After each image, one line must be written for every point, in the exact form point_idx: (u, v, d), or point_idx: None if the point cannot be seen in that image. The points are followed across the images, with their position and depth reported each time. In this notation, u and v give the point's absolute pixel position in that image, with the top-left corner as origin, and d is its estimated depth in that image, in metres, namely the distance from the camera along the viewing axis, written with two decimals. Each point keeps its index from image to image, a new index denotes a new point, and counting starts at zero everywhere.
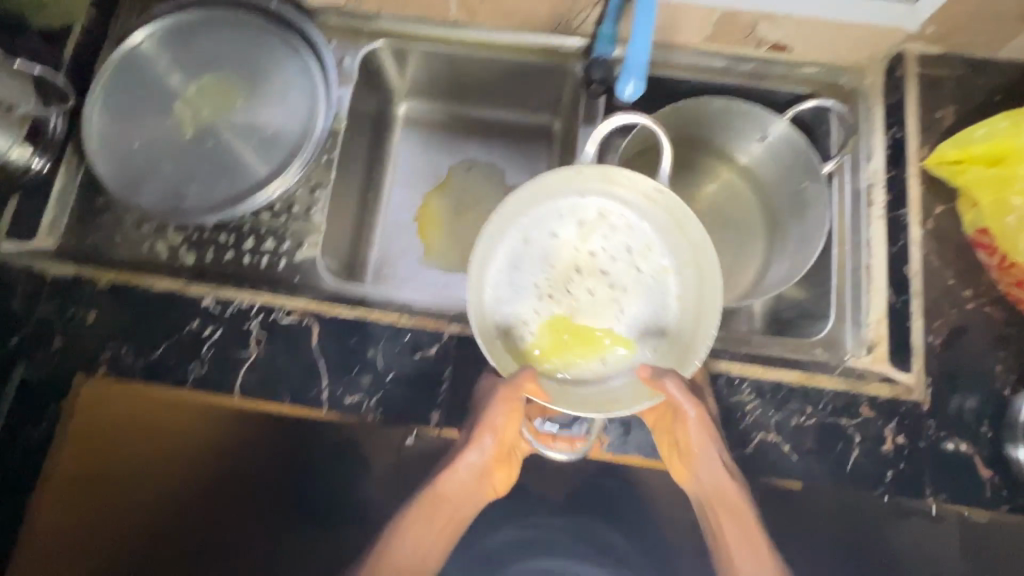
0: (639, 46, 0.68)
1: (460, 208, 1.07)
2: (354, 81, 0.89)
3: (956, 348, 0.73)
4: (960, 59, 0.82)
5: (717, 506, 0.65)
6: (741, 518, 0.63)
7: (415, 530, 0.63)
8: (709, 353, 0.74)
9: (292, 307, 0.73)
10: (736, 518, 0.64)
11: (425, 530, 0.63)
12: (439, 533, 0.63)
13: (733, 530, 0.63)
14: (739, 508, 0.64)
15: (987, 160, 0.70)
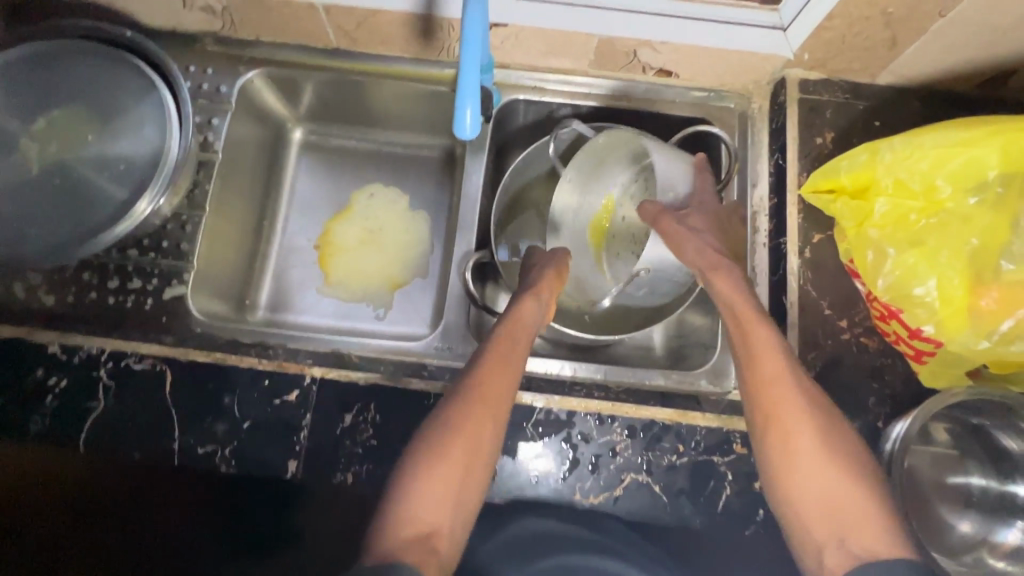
0: (469, 76, 0.60)
1: (363, 234, 1.04)
2: (231, 110, 0.86)
3: (829, 380, 0.72)
4: (839, 83, 0.82)
5: (777, 411, 0.62)
6: (800, 424, 0.60)
7: (461, 443, 0.59)
8: (583, 392, 0.72)
9: (143, 352, 0.70)
10: (785, 425, 0.61)
11: (467, 449, 0.59)
12: (477, 450, 0.60)
13: (804, 432, 0.60)
14: (791, 405, 0.61)
15: (853, 193, 0.67)
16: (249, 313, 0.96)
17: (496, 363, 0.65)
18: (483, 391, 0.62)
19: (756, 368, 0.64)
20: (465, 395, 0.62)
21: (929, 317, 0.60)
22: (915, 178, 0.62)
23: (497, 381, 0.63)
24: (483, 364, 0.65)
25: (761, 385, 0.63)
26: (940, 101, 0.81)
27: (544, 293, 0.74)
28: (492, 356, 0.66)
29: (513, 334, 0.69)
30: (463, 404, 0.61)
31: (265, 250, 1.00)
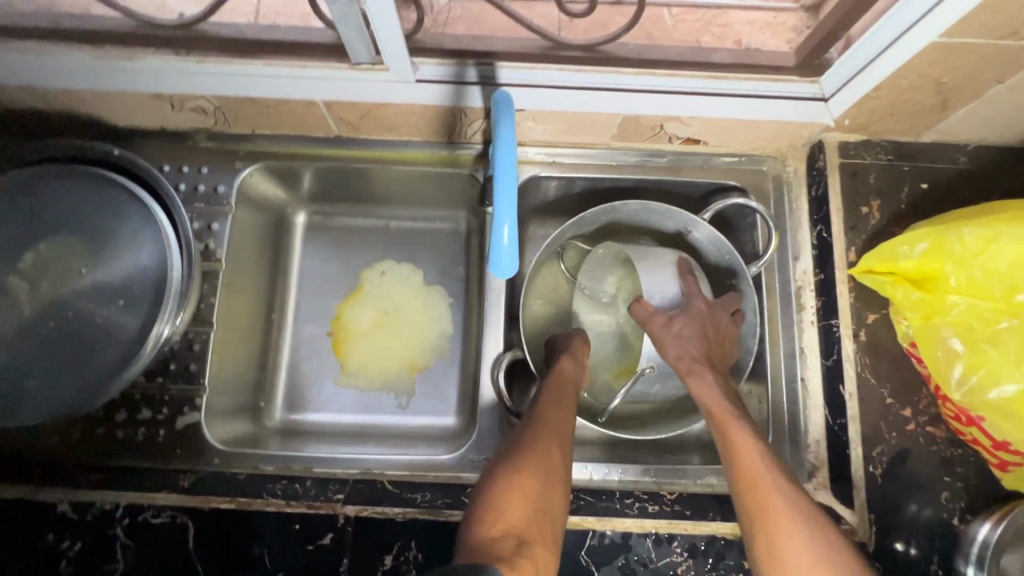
0: (503, 197, 0.51)
1: (379, 315, 0.98)
2: (232, 211, 0.80)
3: (898, 477, 0.67)
4: (881, 143, 0.76)
5: (767, 507, 0.56)
6: (786, 526, 0.54)
7: (535, 465, 0.57)
8: (636, 508, 0.67)
9: (162, 503, 0.65)
10: (771, 517, 0.55)
11: (543, 474, 0.56)
12: (551, 473, 0.57)
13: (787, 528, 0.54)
14: (769, 502, 0.56)
15: (917, 282, 0.62)
16: (265, 417, 0.90)
17: (553, 402, 0.65)
18: (549, 423, 0.62)
19: (734, 454, 0.60)
20: (531, 428, 0.62)
21: (1015, 430, 0.56)
22: (992, 277, 0.57)
23: (556, 417, 0.63)
24: (541, 406, 0.65)
25: (738, 469, 0.59)
26: (993, 156, 0.75)
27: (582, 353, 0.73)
28: (545, 401, 0.65)
29: (564, 376, 0.69)
30: (535, 433, 0.61)
31: (277, 345, 0.94)
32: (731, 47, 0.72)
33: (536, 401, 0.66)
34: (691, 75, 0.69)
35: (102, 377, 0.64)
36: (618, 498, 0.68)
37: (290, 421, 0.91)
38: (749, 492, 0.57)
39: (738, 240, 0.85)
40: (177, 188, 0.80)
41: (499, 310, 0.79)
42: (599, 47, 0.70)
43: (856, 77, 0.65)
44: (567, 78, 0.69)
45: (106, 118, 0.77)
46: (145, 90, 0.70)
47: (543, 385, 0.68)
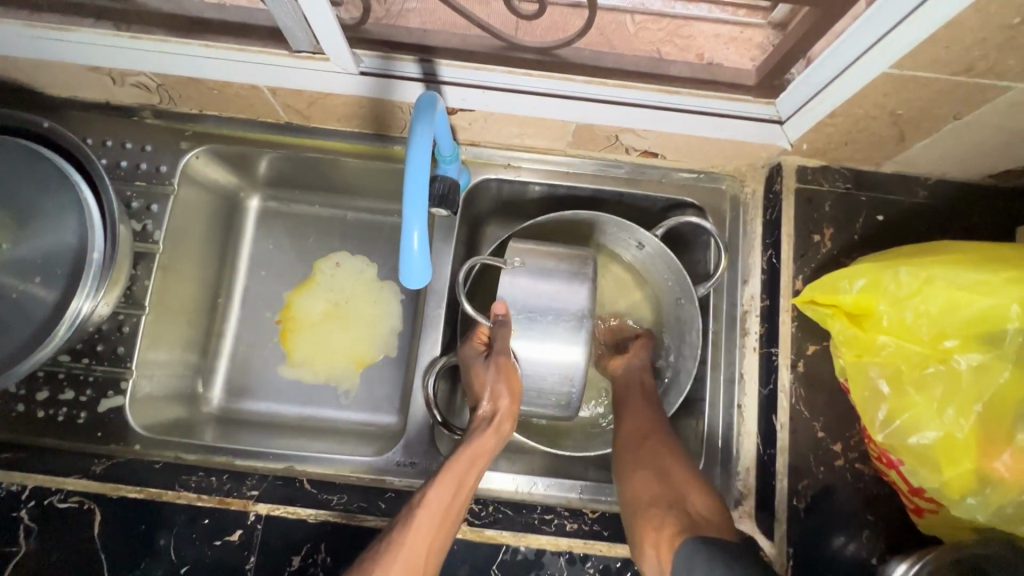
0: (415, 204, 0.51)
1: (329, 307, 0.95)
2: (174, 192, 0.79)
3: (820, 512, 0.66)
4: (839, 170, 0.75)
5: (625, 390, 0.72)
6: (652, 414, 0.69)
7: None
8: (554, 524, 0.66)
9: (70, 488, 0.65)
10: (658, 435, 0.66)
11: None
12: (429, 560, 0.58)
13: (635, 440, 0.66)
14: (649, 420, 0.68)
15: (852, 318, 0.60)
16: (203, 402, 0.88)
17: (431, 521, 0.58)
18: (412, 547, 0.57)
19: (646, 396, 0.71)
20: (389, 555, 0.57)
21: (930, 477, 0.54)
22: (923, 321, 0.55)
23: (429, 541, 0.58)
24: (414, 523, 0.58)
25: (627, 387, 0.73)
26: (952, 193, 0.73)
27: (504, 423, 0.65)
28: (444, 478, 0.60)
29: (462, 478, 0.61)
30: (389, 567, 0.56)
31: (221, 329, 0.92)
32: (691, 60, 0.68)
33: (418, 500, 0.60)
34: (643, 87, 0.66)
35: (16, 354, 0.63)
36: (538, 513, 0.67)
37: (229, 408, 0.89)
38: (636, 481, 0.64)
39: (693, 258, 0.83)
40: (117, 166, 0.78)
41: (438, 314, 0.78)
42: (554, 51, 0.65)
43: (814, 102, 0.63)
44: (516, 81, 0.66)
45: (46, 88, 0.75)
46: (82, 62, 0.68)
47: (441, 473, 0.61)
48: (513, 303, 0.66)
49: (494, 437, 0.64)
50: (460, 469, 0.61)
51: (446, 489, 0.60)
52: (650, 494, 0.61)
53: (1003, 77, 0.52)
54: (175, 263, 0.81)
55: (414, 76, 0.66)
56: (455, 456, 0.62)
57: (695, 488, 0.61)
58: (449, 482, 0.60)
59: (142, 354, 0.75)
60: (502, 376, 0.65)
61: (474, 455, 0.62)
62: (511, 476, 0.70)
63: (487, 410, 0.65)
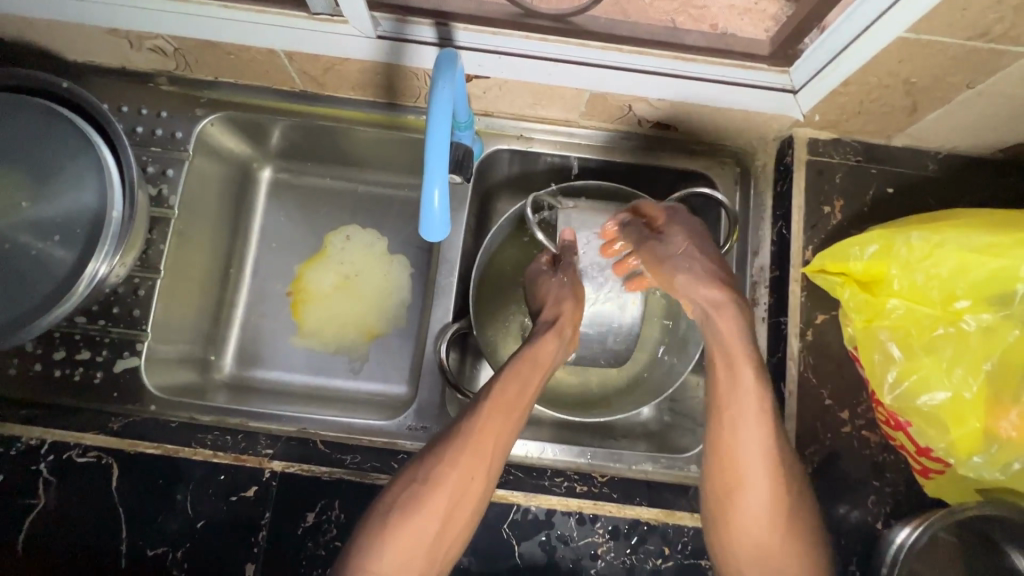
0: (436, 161, 0.51)
1: (340, 279, 0.96)
2: (189, 158, 0.79)
3: (826, 477, 0.67)
4: (850, 143, 0.75)
5: (731, 397, 0.59)
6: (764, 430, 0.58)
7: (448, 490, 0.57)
8: (564, 486, 0.67)
9: (88, 443, 0.66)
10: (756, 454, 0.58)
11: (453, 499, 0.57)
12: (494, 449, 0.60)
13: (755, 472, 0.58)
14: (755, 441, 0.58)
15: (863, 283, 0.61)
16: (216, 369, 0.89)
17: (499, 408, 0.61)
18: (483, 433, 0.60)
19: (733, 381, 0.59)
20: (462, 437, 0.59)
21: (938, 437, 0.55)
22: (933, 284, 0.56)
23: (499, 427, 0.60)
24: (483, 412, 0.60)
25: (731, 396, 0.59)
26: (962, 167, 0.74)
27: (566, 328, 0.68)
28: (510, 371, 0.64)
29: (527, 377, 0.64)
30: (462, 450, 0.59)
31: (232, 297, 0.92)
32: (705, 30, 0.68)
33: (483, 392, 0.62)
34: (657, 55, 0.66)
35: (35, 311, 0.64)
36: (548, 476, 0.68)
37: (240, 376, 0.90)
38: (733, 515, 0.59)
39: None
40: (133, 131, 0.78)
41: (450, 282, 0.79)
42: (570, 18, 0.68)
43: (827, 70, 0.63)
44: (532, 48, 0.67)
45: (64, 51, 0.76)
46: (101, 24, 0.68)
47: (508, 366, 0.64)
48: (580, 232, 0.72)
49: (557, 341, 0.67)
50: (525, 367, 0.65)
51: (514, 380, 0.63)
52: (769, 533, 0.58)
53: (1017, 41, 0.53)
54: (190, 230, 0.82)
55: (431, 41, 0.66)
56: (518, 356, 0.65)
57: (801, 542, 0.58)
58: (515, 377, 0.63)
59: (158, 317, 0.76)
60: (568, 292, 0.70)
61: (539, 354, 0.66)
62: (522, 441, 0.72)
63: (547, 318, 0.68)
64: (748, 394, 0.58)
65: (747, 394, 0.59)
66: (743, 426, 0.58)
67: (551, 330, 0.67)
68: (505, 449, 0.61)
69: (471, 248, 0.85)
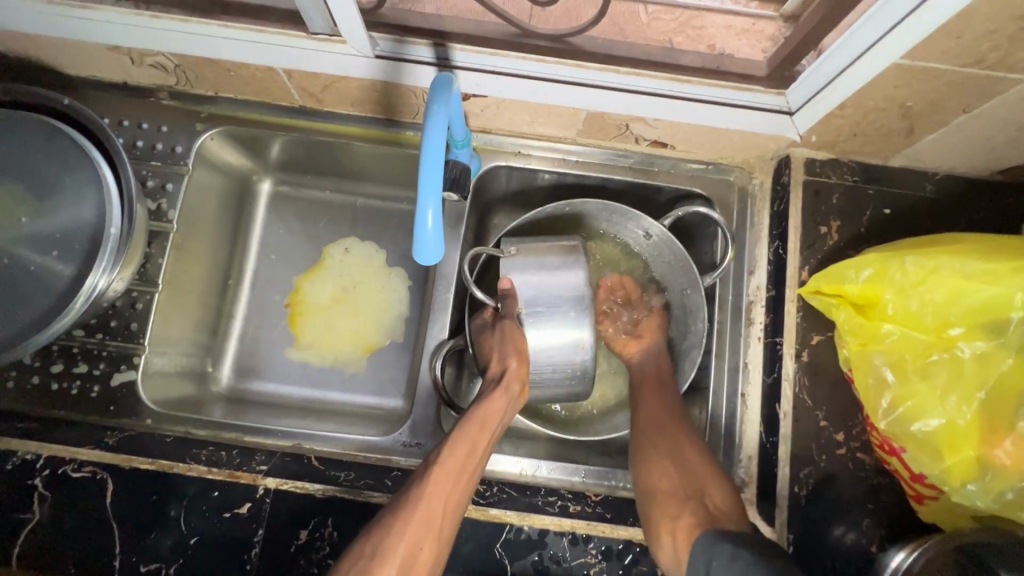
0: (431, 184, 0.52)
1: (338, 292, 0.96)
2: (189, 172, 0.80)
3: (820, 500, 0.67)
4: (848, 164, 0.75)
5: (658, 386, 0.73)
6: (671, 396, 0.72)
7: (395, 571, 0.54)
8: (557, 506, 0.67)
9: (84, 458, 0.66)
10: (676, 431, 0.68)
11: (402, 574, 0.54)
12: (441, 522, 0.57)
13: (679, 428, 0.68)
14: (675, 424, 0.69)
15: (858, 307, 0.60)
16: (213, 381, 0.89)
17: (445, 477, 0.58)
18: (431, 502, 0.57)
19: (663, 389, 0.73)
20: (408, 510, 0.57)
21: (932, 464, 0.55)
22: (928, 310, 0.56)
23: (450, 496, 0.58)
24: (432, 481, 0.58)
25: (652, 424, 0.69)
26: (960, 189, 0.74)
27: (514, 383, 0.65)
28: (457, 436, 0.61)
29: (475, 439, 0.61)
30: (410, 524, 0.56)
31: (230, 309, 0.93)
32: (703, 50, 0.69)
33: (428, 462, 0.60)
34: (655, 76, 0.66)
35: (34, 325, 0.64)
36: (542, 495, 0.68)
37: (237, 388, 0.91)
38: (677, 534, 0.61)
39: (700, 248, 0.84)
40: (134, 145, 0.79)
41: (447, 298, 0.79)
42: (568, 38, 0.68)
43: (823, 94, 0.63)
44: (529, 68, 0.67)
45: (67, 67, 0.76)
46: (102, 41, 0.69)
47: (454, 432, 0.61)
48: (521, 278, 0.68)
49: (505, 397, 0.64)
50: (474, 428, 0.62)
51: (459, 446, 0.60)
52: (688, 473, 0.64)
53: (1013, 69, 0.53)
54: (188, 243, 0.82)
55: (428, 61, 0.66)
56: (467, 416, 0.62)
57: (721, 486, 0.64)
58: (464, 440, 0.60)
59: (155, 330, 0.76)
60: (512, 349, 0.66)
61: (488, 415, 0.63)
62: (517, 458, 0.71)
63: (494, 375, 0.66)
64: (665, 384, 0.73)
65: (665, 414, 0.70)
66: (664, 402, 0.71)
67: (500, 390, 0.64)
68: (456, 520, 0.58)
69: None
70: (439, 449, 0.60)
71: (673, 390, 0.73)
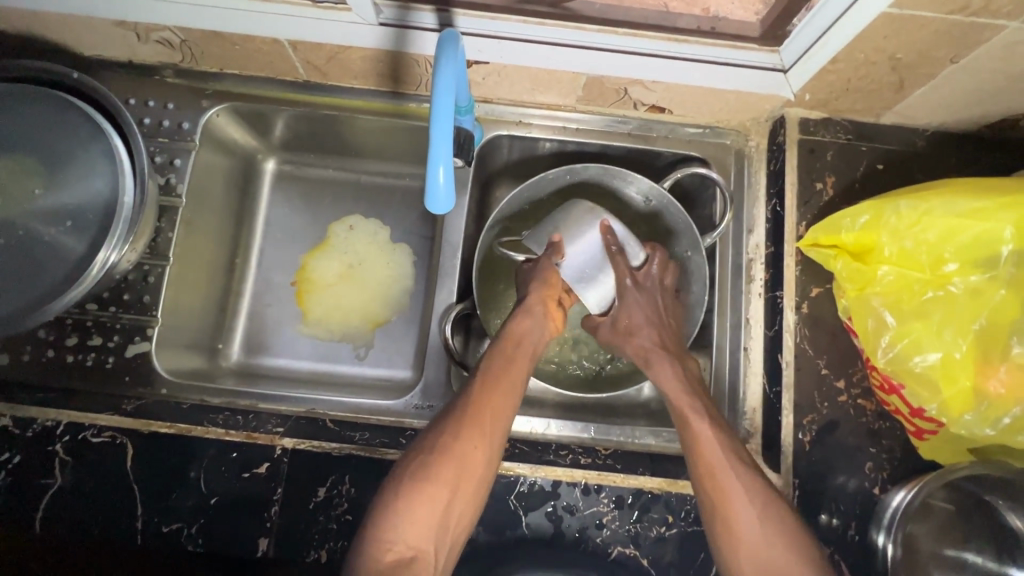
0: (441, 138, 0.53)
1: (344, 268, 0.98)
2: (196, 148, 0.81)
3: (823, 445, 0.69)
4: (841, 123, 0.77)
5: (709, 467, 0.60)
6: (733, 481, 0.59)
7: (457, 461, 0.58)
8: (569, 459, 0.69)
9: (102, 424, 0.67)
10: (744, 536, 0.57)
11: (457, 473, 0.58)
12: (489, 430, 0.61)
13: (751, 530, 0.57)
14: (742, 526, 0.57)
15: (854, 253, 0.62)
16: (224, 358, 0.91)
17: (487, 389, 0.63)
18: (476, 409, 0.61)
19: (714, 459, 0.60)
20: (453, 419, 0.61)
21: (931, 397, 0.57)
22: (923, 249, 0.58)
23: (496, 399, 0.62)
24: (478, 388, 0.63)
25: (706, 467, 0.60)
26: (949, 143, 0.76)
27: (538, 306, 0.71)
28: (495, 354, 0.66)
29: (510, 355, 0.67)
30: (461, 423, 0.60)
31: (239, 288, 0.94)
32: (698, 14, 0.69)
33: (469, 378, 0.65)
34: (652, 37, 0.68)
35: (47, 295, 0.65)
36: (552, 450, 0.70)
37: (248, 364, 0.92)
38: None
39: (699, 211, 0.86)
40: (141, 122, 0.80)
41: (453, 266, 0.81)
42: (566, 2, 0.68)
43: (814, 49, 0.65)
44: (529, 31, 0.68)
45: (73, 45, 0.77)
46: (109, 16, 0.70)
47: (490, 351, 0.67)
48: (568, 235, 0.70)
49: (533, 319, 0.70)
50: (508, 342, 0.68)
51: (495, 361, 0.66)
52: None
53: (997, 14, 0.55)
54: (196, 218, 0.83)
55: (432, 27, 0.68)
56: (503, 334, 0.69)
57: None
58: (500, 355, 0.66)
59: (167, 303, 0.77)
60: (542, 277, 0.71)
61: (519, 336, 0.69)
62: (527, 417, 0.73)
63: (524, 302, 0.72)
64: (720, 459, 0.60)
65: (715, 463, 0.60)
66: (723, 488, 0.59)
67: (525, 312, 0.70)
68: (506, 421, 0.62)
69: (473, 232, 0.86)
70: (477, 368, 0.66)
71: (721, 426, 0.63)
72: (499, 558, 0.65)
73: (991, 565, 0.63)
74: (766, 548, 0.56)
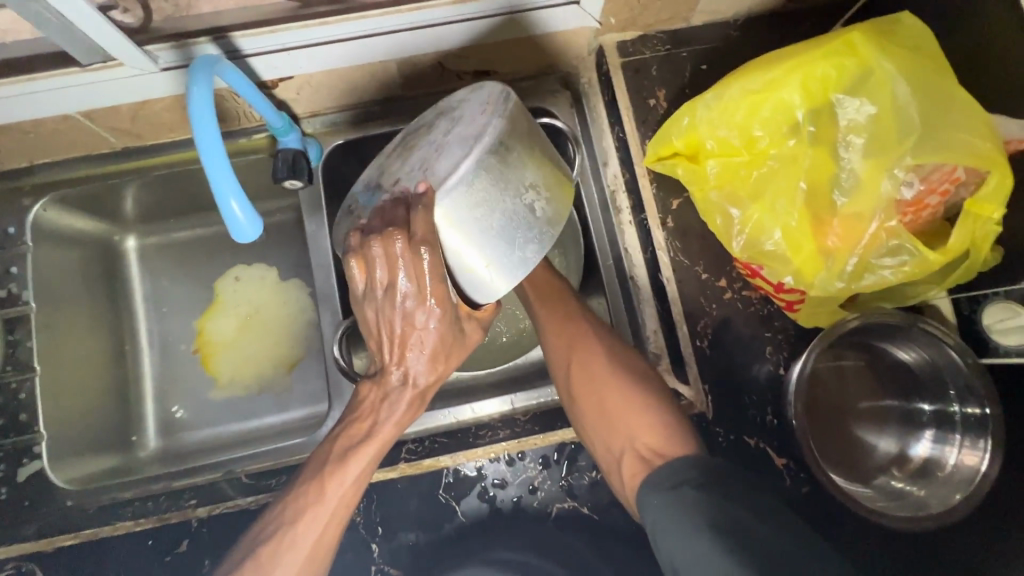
0: (219, 169, 0.52)
1: (241, 321, 0.95)
2: (30, 249, 0.78)
3: (722, 344, 0.71)
4: (658, 35, 0.78)
5: (550, 296, 0.68)
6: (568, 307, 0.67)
7: (297, 566, 0.56)
8: (489, 436, 0.68)
9: (12, 553, 0.67)
10: (580, 348, 0.65)
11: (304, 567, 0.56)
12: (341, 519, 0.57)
13: (586, 338, 0.66)
14: (580, 337, 0.66)
15: (689, 156, 0.63)
16: (140, 447, 0.86)
17: (347, 488, 0.57)
18: (328, 507, 0.56)
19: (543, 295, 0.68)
20: (309, 517, 0.56)
21: (785, 269, 0.59)
22: (734, 133, 0.59)
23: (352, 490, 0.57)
24: (335, 487, 0.56)
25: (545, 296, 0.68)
26: (762, 25, 0.78)
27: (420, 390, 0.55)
28: (361, 446, 0.56)
29: (377, 446, 0.56)
30: (316, 516, 0.56)
31: (136, 373, 0.89)
32: None
33: (331, 465, 0.57)
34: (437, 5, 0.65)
35: None
36: (472, 432, 0.68)
37: (168, 446, 0.87)
38: (604, 432, 0.62)
39: None
40: None
41: (333, 287, 0.79)
42: None
43: None
44: (315, 35, 0.65)
45: None
46: None
47: (358, 439, 0.56)
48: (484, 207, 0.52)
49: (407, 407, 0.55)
50: (371, 445, 0.56)
51: (363, 460, 0.56)
52: (622, 412, 0.62)
53: None
54: (58, 319, 0.80)
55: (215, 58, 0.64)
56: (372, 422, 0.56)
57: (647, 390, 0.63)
58: (366, 445, 0.56)
59: (48, 414, 0.76)
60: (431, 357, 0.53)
61: (389, 431, 0.56)
62: (443, 410, 0.69)
63: (402, 378, 0.53)
64: (551, 297, 0.68)
65: (573, 326, 0.66)
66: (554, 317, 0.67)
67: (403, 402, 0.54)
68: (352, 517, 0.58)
69: None
70: (340, 449, 0.57)
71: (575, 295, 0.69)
72: (444, 552, 0.65)
73: (899, 404, 0.67)
74: (593, 357, 0.65)
